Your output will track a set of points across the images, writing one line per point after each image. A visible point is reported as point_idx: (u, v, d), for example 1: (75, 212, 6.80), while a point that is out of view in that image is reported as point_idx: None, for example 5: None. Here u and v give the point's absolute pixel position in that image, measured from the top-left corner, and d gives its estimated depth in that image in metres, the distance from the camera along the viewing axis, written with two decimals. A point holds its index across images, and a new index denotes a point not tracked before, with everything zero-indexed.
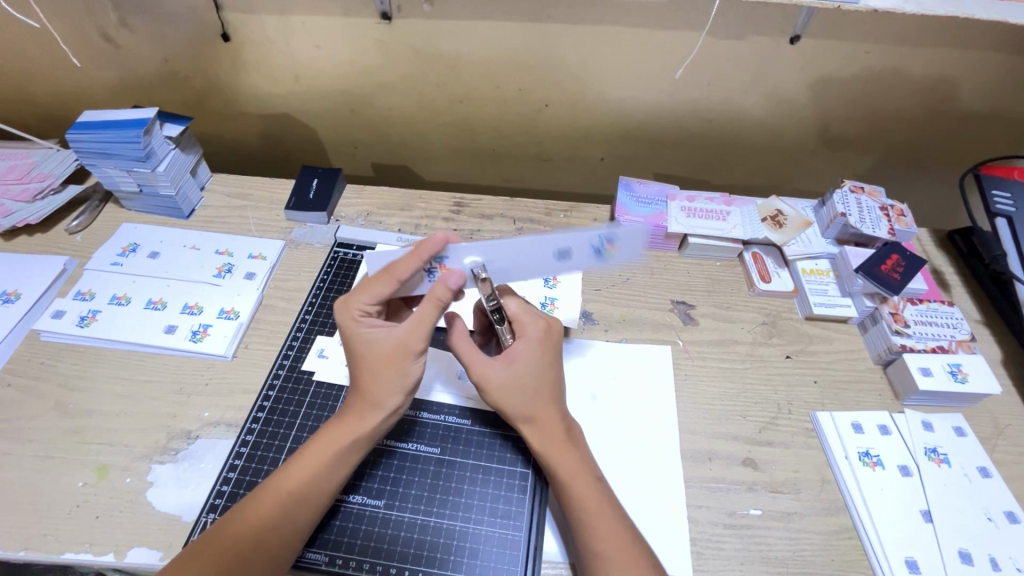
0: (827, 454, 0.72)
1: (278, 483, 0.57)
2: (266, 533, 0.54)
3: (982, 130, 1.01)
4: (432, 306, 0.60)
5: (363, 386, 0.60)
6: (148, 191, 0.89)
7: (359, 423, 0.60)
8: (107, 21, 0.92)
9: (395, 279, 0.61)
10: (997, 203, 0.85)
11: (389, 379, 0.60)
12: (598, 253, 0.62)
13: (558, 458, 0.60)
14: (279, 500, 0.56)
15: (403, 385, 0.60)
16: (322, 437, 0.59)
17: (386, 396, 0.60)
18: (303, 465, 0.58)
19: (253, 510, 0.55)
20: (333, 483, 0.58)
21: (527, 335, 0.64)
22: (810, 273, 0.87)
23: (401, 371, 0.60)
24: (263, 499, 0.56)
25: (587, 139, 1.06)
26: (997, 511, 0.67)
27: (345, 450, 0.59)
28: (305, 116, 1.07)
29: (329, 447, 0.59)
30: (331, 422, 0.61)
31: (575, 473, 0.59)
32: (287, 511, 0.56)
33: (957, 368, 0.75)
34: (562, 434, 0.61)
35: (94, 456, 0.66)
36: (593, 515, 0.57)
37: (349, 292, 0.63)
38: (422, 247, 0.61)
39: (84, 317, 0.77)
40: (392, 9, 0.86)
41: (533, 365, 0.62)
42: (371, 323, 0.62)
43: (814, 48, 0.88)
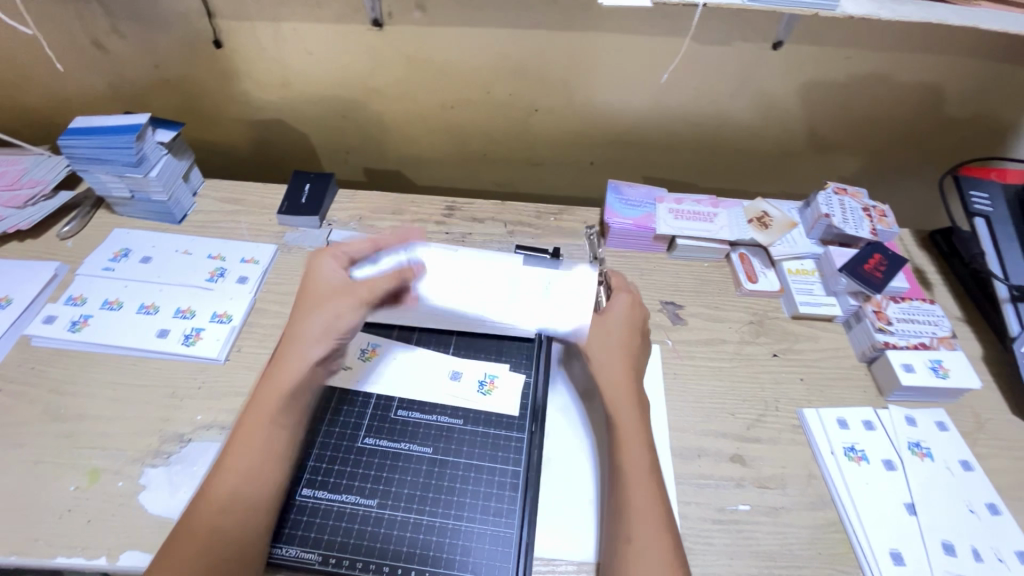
0: (813, 449, 0.73)
1: (227, 463, 0.58)
2: (227, 508, 0.56)
3: (961, 132, 1.03)
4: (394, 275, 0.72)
5: (291, 331, 0.66)
6: (140, 197, 0.89)
7: (283, 378, 0.63)
8: (99, 28, 0.92)
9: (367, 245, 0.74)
10: (975, 203, 0.88)
11: (313, 316, 0.66)
12: (544, 279, 0.77)
13: (623, 411, 0.65)
14: (233, 473, 0.58)
15: (324, 324, 0.66)
16: (254, 406, 0.62)
17: (309, 335, 0.65)
18: (243, 437, 0.60)
19: (213, 493, 0.57)
20: (276, 444, 0.61)
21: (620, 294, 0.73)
22: (795, 272, 0.89)
23: (325, 308, 0.67)
24: (217, 481, 0.57)
25: (577, 144, 1.08)
26: (979, 503, 0.69)
27: (276, 407, 0.62)
28: (297, 122, 1.08)
29: (265, 412, 0.61)
30: (256, 391, 0.64)
31: (631, 428, 0.64)
32: (241, 483, 0.57)
33: (939, 364, 0.77)
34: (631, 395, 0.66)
35: (86, 460, 0.66)
36: (636, 476, 0.60)
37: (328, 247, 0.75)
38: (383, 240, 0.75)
39: (76, 322, 0.78)
40: (383, 16, 0.88)
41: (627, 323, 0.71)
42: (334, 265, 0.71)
43: (795, 53, 0.90)
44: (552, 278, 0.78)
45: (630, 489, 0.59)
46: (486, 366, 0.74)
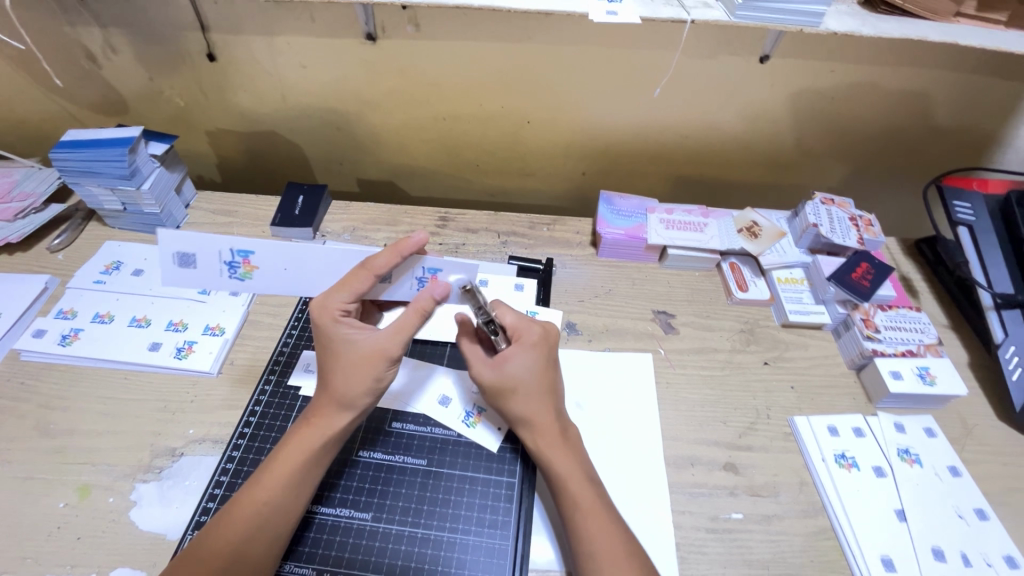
0: (805, 458, 0.74)
1: (252, 495, 0.57)
2: (248, 542, 0.54)
3: (943, 143, 1.06)
4: (416, 315, 0.61)
5: (333, 388, 0.61)
6: (132, 209, 0.89)
7: (329, 426, 0.61)
8: (93, 41, 0.93)
9: (371, 273, 0.63)
10: (958, 213, 0.89)
11: (360, 381, 0.60)
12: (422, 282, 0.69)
13: (552, 457, 0.61)
14: (254, 510, 0.56)
15: (374, 388, 0.61)
16: (291, 442, 0.60)
17: (356, 397, 0.61)
18: (274, 474, 0.58)
19: (234, 521, 0.55)
20: (308, 489, 0.59)
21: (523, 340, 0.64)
22: (785, 281, 0.90)
23: (375, 375, 0.61)
24: (239, 511, 0.56)
25: (569, 154, 1.09)
26: (967, 509, 0.70)
27: (316, 454, 0.60)
28: (290, 134, 1.08)
29: (301, 453, 0.59)
30: (299, 428, 0.62)
31: (572, 479, 0.60)
32: (266, 523, 0.56)
33: (925, 371, 0.78)
34: (557, 437, 0.62)
35: (76, 476, 0.66)
36: (592, 517, 0.58)
37: (325, 293, 0.63)
38: (400, 245, 0.64)
39: (66, 335, 0.77)
40: (376, 30, 0.89)
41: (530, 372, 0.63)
42: (352, 324, 0.63)
43: (782, 66, 0.92)
44: (436, 275, 0.68)
45: (586, 532, 0.57)
46: None
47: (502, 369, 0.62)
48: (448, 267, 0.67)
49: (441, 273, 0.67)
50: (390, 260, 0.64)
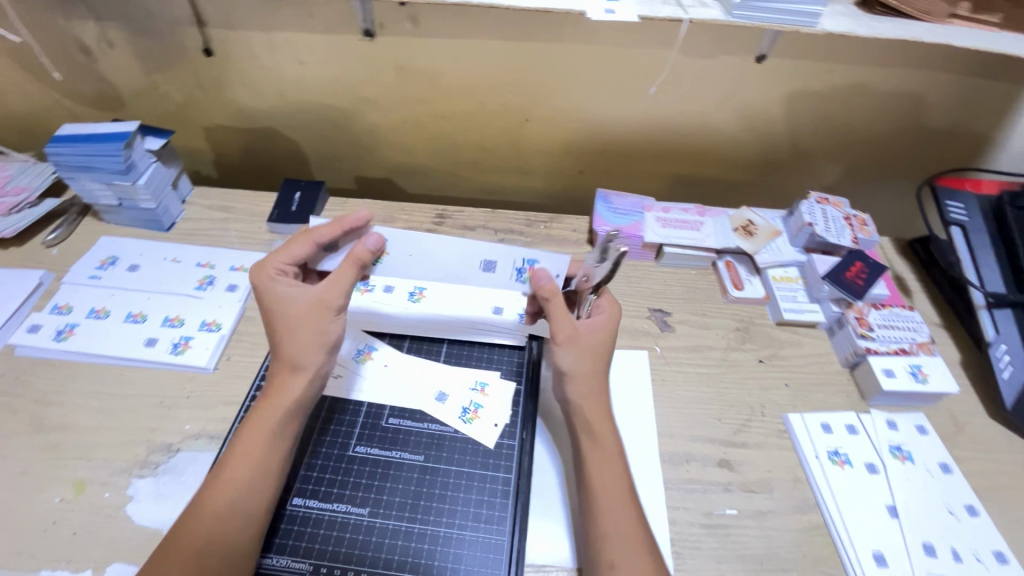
0: (798, 454, 0.75)
1: (218, 476, 0.57)
2: (217, 520, 0.55)
3: (937, 144, 1.06)
4: (353, 265, 0.63)
5: (282, 349, 0.63)
6: (128, 205, 0.89)
7: (282, 396, 0.62)
8: (88, 35, 0.92)
9: (312, 240, 0.66)
10: (951, 212, 0.90)
11: (308, 336, 0.62)
12: (518, 275, 0.67)
13: (600, 429, 0.63)
14: (223, 489, 0.56)
15: (323, 342, 0.63)
16: (252, 423, 0.61)
17: (305, 356, 0.62)
18: (239, 454, 0.59)
19: (203, 505, 0.55)
20: (274, 461, 0.59)
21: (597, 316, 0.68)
22: (780, 280, 0.91)
23: (321, 328, 0.63)
24: (208, 495, 0.56)
25: (566, 152, 1.09)
26: (958, 505, 0.70)
27: (276, 427, 0.60)
28: (287, 130, 1.07)
29: (261, 429, 0.60)
30: (259, 405, 0.62)
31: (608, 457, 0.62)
32: (235, 499, 0.56)
33: (918, 369, 0.79)
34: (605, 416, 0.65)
35: (71, 471, 0.66)
36: (614, 498, 0.59)
37: (267, 257, 0.66)
38: (343, 219, 0.66)
39: (61, 331, 0.77)
40: (374, 26, 0.89)
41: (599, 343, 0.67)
42: (289, 283, 0.65)
43: (778, 66, 0.93)
44: (533, 265, 0.66)
45: (610, 513, 0.58)
46: (479, 374, 0.75)
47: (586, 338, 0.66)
48: (543, 256, 0.66)
49: (540, 264, 0.66)
50: (333, 233, 0.66)
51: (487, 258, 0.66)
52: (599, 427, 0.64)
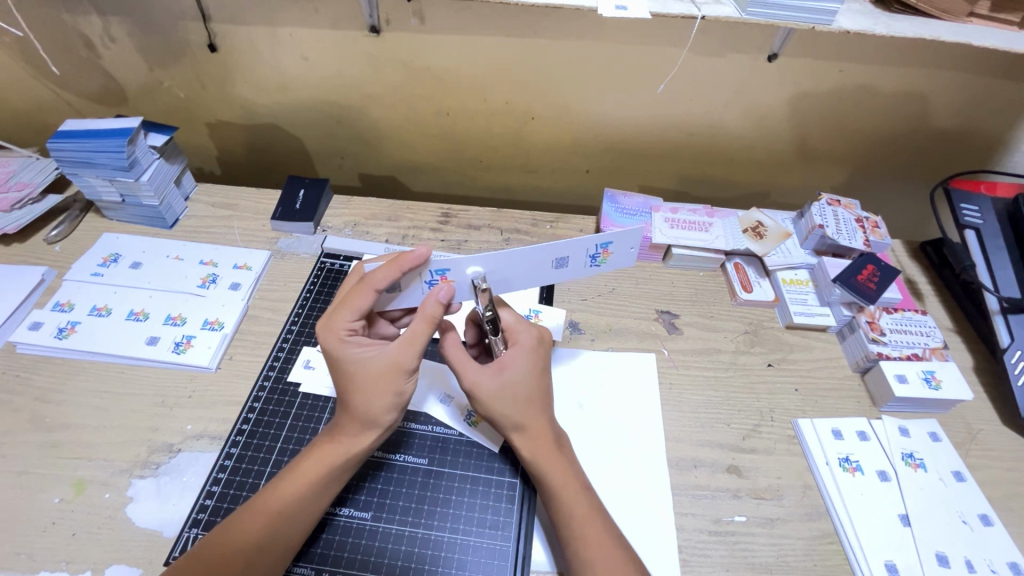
0: (809, 461, 0.73)
1: (267, 499, 0.56)
2: (259, 549, 0.54)
3: (950, 145, 1.05)
4: (426, 323, 0.60)
5: (352, 406, 0.59)
6: (130, 201, 0.88)
7: (349, 442, 0.59)
8: (92, 30, 0.91)
9: (373, 288, 0.62)
10: (965, 215, 0.89)
11: (381, 396, 0.58)
12: (593, 260, 0.68)
13: (548, 468, 0.60)
14: (270, 519, 0.55)
15: (395, 402, 0.59)
16: (311, 456, 0.59)
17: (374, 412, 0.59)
18: (293, 483, 0.57)
19: (247, 525, 0.55)
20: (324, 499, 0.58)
21: (520, 342, 0.64)
22: (790, 283, 0.90)
23: (394, 390, 0.59)
24: (251, 518, 0.55)
25: (573, 151, 1.08)
26: (972, 514, 0.69)
27: (334, 469, 0.58)
28: (292, 127, 1.07)
29: (321, 465, 0.58)
30: (321, 441, 0.61)
31: (564, 486, 0.59)
32: (278, 530, 0.55)
33: (931, 375, 0.78)
34: (554, 451, 0.61)
35: (72, 471, 0.65)
36: (588, 533, 0.57)
37: (330, 315, 0.62)
38: (401, 259, 0.62)
39: (63, 328, 0.76)
40: (381, 23, 0.88)
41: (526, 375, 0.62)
42: (359, 342, 0.61)
43: (791, 65, 0.91)
44: (607, 248, 0.67)
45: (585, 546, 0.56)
46: None
47: (502, 376, 0.61)
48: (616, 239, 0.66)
49: (613, 246, 0.66)
50: (389, 274, 0.62)
51: (560, 255, 0.66)
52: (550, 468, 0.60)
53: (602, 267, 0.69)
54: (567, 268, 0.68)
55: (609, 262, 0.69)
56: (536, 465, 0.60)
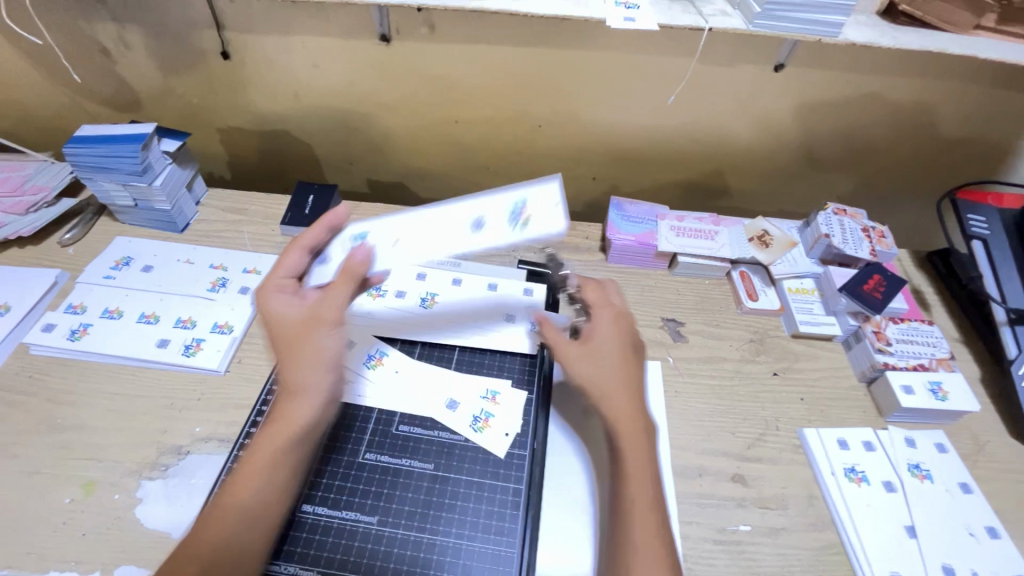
0: (814, 471, 0.73)
1: (228, 496, 0.56)
2: (224, 543, 0.53)
3: (957, 156, 1.05)
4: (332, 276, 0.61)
5: (286, 376, 0.59)
6: (143, 205, 0.89)
7: (291, 415, 0.58)
8: (108, 37, 0.93)
9: (302, 248, 0.65)
10: (972, 226, 0.89)
11: (300, 363, 0.58)
12: (514, 221, 0.62)
13: (627, 443, 0.60)
14: (225, 515, 0.54)
15: (325, 370, 0.59)
16: (258, 446, 0.58)
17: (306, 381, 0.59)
18: (251, 472, 0.57)
19: (213, 522, 0.54)
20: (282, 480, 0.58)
21: (601, 316, 0.67)
22: (795, 292, 0.90)
23: (316, 354, 0.59)
24: (217, 516, 0.54)
25: (579, 159, 1.09)
26: (979, 527, 0.69)
27: (285, 446, 0.58)
28: (301, 133, 1.08)
29: (273, 443, 0.58)
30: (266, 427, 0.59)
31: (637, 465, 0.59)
32: (236, 524, 0.54)
33: (937, 386, 0.77)
34: (637, 425, 0.61)
35: (82, 472, 0.66)
36: (638, 510, 0.57)
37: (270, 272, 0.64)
38: (326, 218, 0.67)
39: (75, 330, 0.77)
40: (391, 31, 0.89)
41: (615, 345, 0.64)
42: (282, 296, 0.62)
43: (797, 75, 0.92)
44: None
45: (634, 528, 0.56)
46: (490, 382, 0.74)
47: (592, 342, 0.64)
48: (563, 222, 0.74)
49: (533, 200, 0.62)
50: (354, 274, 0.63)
51: (476, 216, 0.63)
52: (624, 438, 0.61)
53: (523, 228, 0.61)
54: (486, 233, 0.62)
55: (531, 224, 0.61)
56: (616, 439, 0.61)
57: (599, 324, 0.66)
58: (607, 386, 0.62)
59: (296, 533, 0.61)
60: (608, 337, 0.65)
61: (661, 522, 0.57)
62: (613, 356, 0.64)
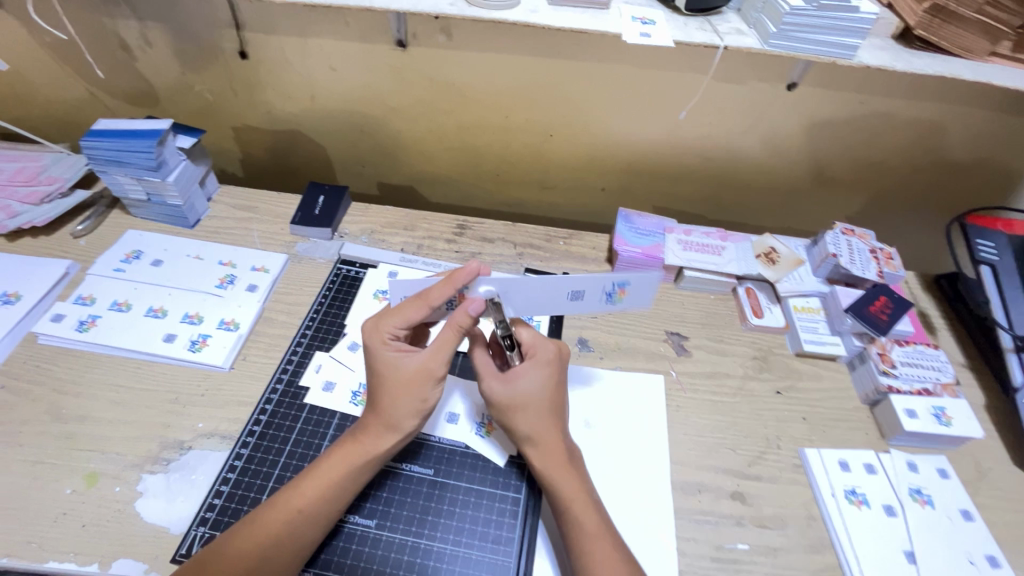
0: (815, 491, 0.73)
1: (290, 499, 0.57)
2: (270, 550, 0.55)
3: (967, 180, 1.05)
4: (455, 331, 0.60)
5: (381, 406, 0.61)
6: (155, 200, 0.90)
7: (375, 440, 0.60)
8: (129, 33, 0.94)
9: (426, 304, 0.62)
10: (981, 251, 0.89)
11: (407, 400, 0.60)
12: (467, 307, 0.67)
13: (561, 481, 0.60)
14: (273, 536, 0.55)
15: (420, 409, 0.61)
16: (330, 461, 0.60)
17: (406, 420, 0.61)
18: (313, 484, 0.58)
19: (267, 521, 0.56)
20: (342, 501, 0.59)
21: (535, 359, 0.63)
22: (801, 310, 0.90)
23: (420, 396, 0.60)
24: (272, 514, 0.56)
25: (590, 169, 1.09)
26: (978, 555, 0.68)
27: (354, 469, 0.60)
28: (314, 134, 1.09)
29: (344, 462, 0.60)
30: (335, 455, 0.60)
31: (576, 501, 0.60)
32: (275, 549, 0.55)
33: (941, 411, 0.77)
34: (564, 462, 0.61)
35: (84, 463, 0.66)
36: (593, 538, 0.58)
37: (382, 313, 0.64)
38: (455, 275, 0.62)
39: (84, 322, 0.78)
40: (407, 37, 0.90)
41: (541, 391, 0.62)
42: (400, 347, 0.62)
43: (809, 95, 0.92)
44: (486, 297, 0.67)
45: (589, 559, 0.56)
46: None
47: (513, 387, 0.61)
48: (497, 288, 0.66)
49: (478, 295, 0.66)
50: (447, 290, 0.62)
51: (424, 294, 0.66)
52: (557, 477, 0.61)
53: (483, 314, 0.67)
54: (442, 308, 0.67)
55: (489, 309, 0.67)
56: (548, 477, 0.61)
57: (526, 372, 0.62)
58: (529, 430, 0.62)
59: None
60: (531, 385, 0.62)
61: (615, 542, 0.58)
62: (537, 400, 0.62)
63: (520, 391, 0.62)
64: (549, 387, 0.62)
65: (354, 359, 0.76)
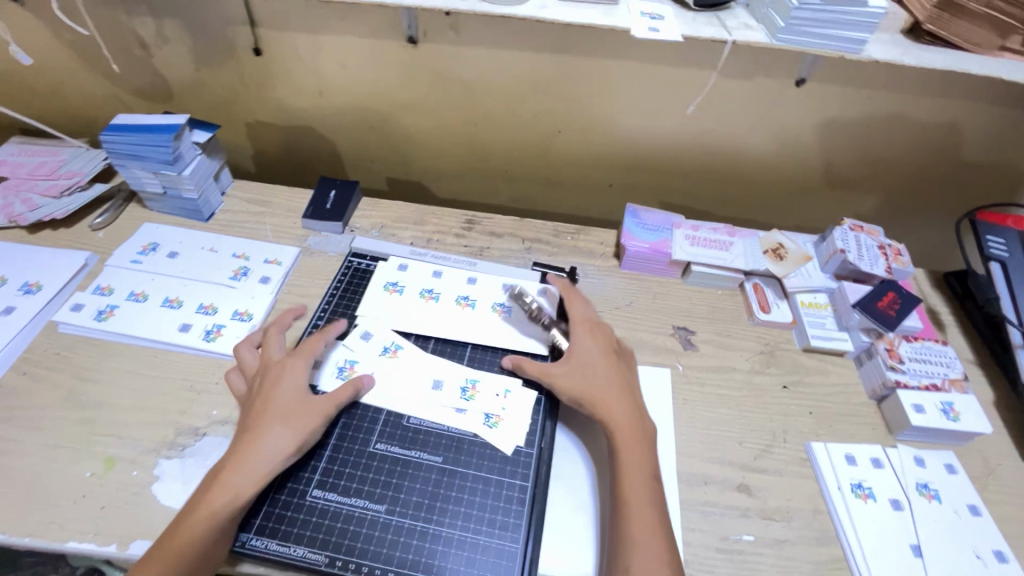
0: (821, 485, 0.73)
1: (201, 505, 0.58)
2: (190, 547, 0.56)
3: (978, 177, 1.04)
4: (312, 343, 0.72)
5: (249, 416, 0.64)
6: (171, 193, 0.92)
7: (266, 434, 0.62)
8: (147, 30, 0.96)
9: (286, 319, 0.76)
10: (991, 247, 0.89)
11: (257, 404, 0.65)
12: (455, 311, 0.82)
13: (626, 446, 0.66)
14: (191, 534, 0.56)
15: (275, 408, 0.64)
16: (229, 463, 0.61)
17: (269, 422, 0.63)
18: (219, 484, 0.59)
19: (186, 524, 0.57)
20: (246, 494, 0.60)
21: (580, 339, 0.75)
22: (808, 306, 0.90)
23: (269, 395, 0.66)
24: (189, 519, 0.57)
25: (597, 166, 1.10)
26: (986, 550, 0.68)
27: (253, 465, 0.61)
28: (326, 130, 1.10)
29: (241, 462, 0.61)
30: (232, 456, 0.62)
31: (634, 466, 0.64)
32: (191, 547, 0.56)
33: (949, 407, 0.77)
34: (635, 427, 0.67)
35: (103, 448, 0.68)
36: (637, 504, 0.62)
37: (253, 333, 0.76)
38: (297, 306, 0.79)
39: (102, 311, 0.80)
40: (418, 34, 0.91)
41: (598, 363, 0.72)
42: (252, 355, 0.72)
43: (818, 91, 0.92)
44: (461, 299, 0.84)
45: (631, 520, 0.60)
46: (503, 380, 0.75)
47: (572, 363, 0.72)
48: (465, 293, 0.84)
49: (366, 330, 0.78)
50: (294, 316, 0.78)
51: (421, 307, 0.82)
52: (624, 438, 0.66)
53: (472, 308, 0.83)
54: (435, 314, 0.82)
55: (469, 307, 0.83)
56: (616, 439, 0.66)
57: (579, 339, 0.75)
58: (596, 394, 0.70)
59: (299, 516, 0.62)
60: (597, 357, 0.73)
61: (658, 512, 0.62)
62: (593, 368, 0.72)
63: (580, 360, 0.73)
64: (607, 356, 0.73)
65: (364, 349, 0.76)
